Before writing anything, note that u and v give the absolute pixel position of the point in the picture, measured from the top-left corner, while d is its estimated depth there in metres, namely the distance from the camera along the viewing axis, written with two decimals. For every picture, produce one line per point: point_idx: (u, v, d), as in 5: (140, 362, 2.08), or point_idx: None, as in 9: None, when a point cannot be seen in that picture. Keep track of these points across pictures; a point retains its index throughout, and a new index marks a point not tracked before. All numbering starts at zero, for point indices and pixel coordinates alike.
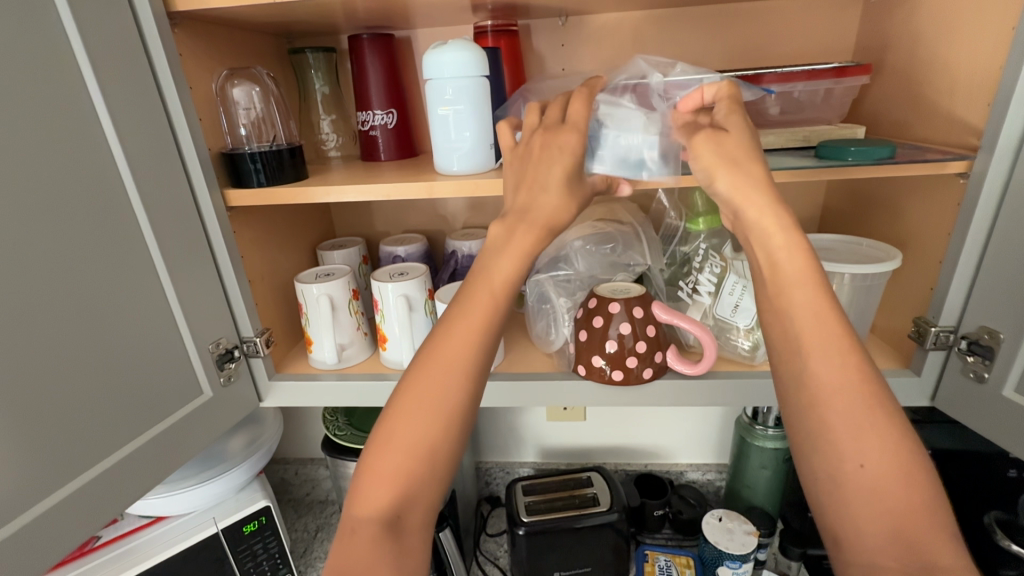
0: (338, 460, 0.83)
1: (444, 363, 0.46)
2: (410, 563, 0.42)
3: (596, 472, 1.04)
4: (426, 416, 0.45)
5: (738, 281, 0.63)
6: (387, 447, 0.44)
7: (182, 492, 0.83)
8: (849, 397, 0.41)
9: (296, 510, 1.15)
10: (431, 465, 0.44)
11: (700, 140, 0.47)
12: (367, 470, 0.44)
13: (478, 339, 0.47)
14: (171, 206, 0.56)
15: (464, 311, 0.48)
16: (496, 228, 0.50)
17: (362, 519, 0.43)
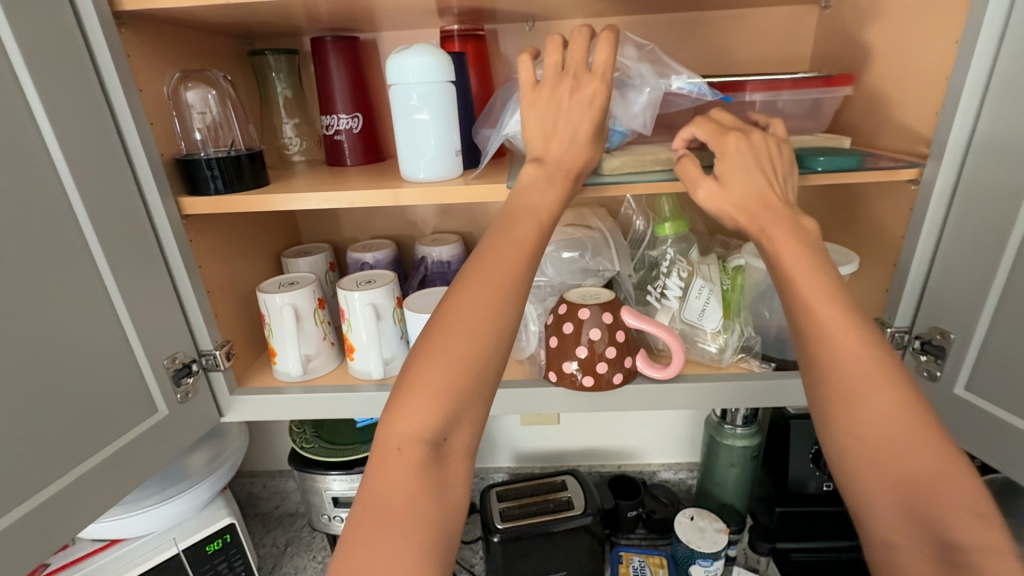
0: (303, 475, 0.80)
1: (491, 282, 0.47)
2: (450, 489, 0.43)
3: (570, 475, 1.04)
4: (476, 335, 0.45)
5: (705, 285, 0.65)
6: (437, 362, 0.44)
7: (139, 513, 0.79)
8: (862, 360, 0.46)
9: (264, 525, 1.12)
10: (479, 384, 0.45)
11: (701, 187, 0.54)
12: (415, 383, 0.44)
13: (523, 264, 0.49)
14: (120, 217, 0.53)
15: (507, 239, 0.50)
16: (532, 169, 0.53)
17: (408, 428, 0.43)
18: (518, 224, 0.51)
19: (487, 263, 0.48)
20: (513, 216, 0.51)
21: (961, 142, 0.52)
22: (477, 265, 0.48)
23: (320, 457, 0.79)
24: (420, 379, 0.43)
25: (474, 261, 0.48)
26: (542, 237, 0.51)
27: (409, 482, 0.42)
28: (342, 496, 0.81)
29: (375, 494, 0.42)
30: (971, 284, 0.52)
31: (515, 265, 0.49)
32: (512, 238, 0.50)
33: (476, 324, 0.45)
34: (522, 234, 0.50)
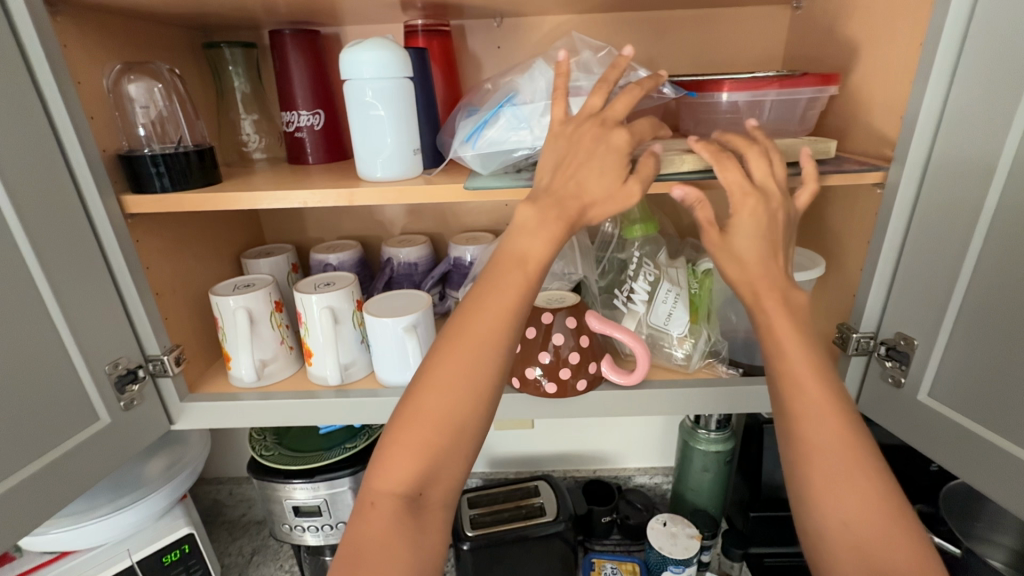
0: (264, 484, 0.76)
1: (475, 339, 0.44)
2: (428, 542, 0.42)
3: (544, 481, 1.02)
4: (458, 392, 0.43)
5: (671, 289, 0.64)
6: (414, 420, 0.43)
7: (90, 524, 0.76)
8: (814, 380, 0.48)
9: (229, 533, 1.08)
10: (457, 441, 0.43)
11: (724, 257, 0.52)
12: (391, 440, 0.43)
13: (511, 315, 0.45)
14: (53, 216, 0.50)
15: (494, 285, 0.45)
16: (526, 209, 0.46)
17: (385, 490, 0.42)
18: (507, 270, 0.45)
19: (470, 312, 0.44)
20: (500, 261, 0.46)
21: (924, 146, 0.51)
22: (460, 315, 0.45)
23: (279, 465, 0.76)
24: (396, 436, 0.43)
25: (457, 311, 0.45)
26: (532, 286, 0.45)
27: (384, 540, 0.41)
28: (303, 505, 0.77)
29: (350, 549, 0.42)
30: (935, 290, 0.52)
31: (500, 314, 0.44)
32: (504, 283, 0.45)
33: (454, 382, 0.43)
34: (513, 282, 0.45)
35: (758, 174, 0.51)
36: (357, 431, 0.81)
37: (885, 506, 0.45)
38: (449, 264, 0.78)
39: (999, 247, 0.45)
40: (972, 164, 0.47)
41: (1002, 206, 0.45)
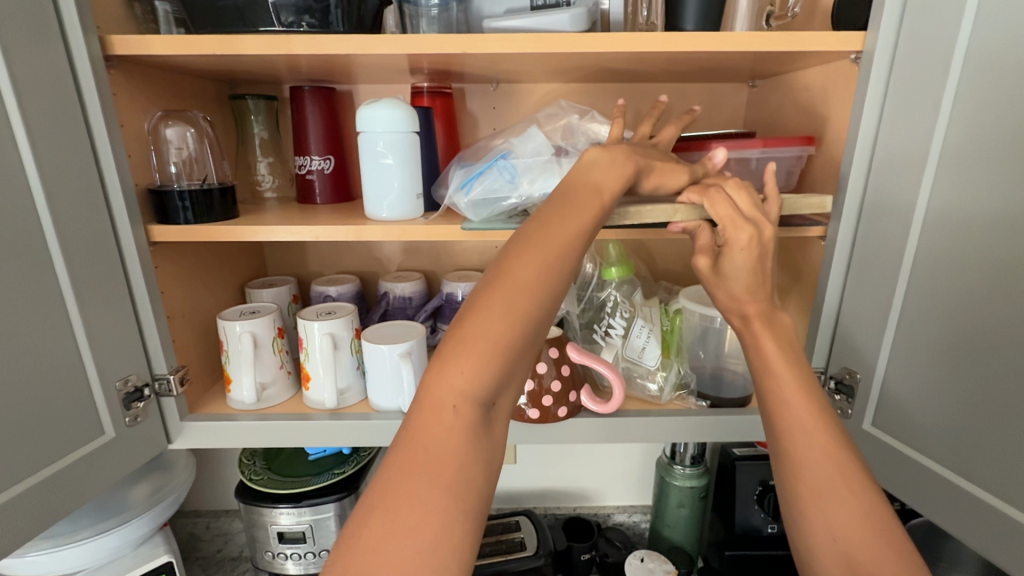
0: (251, 509, 0.78)
1: (554, 250, 0.44)
2: (494, 447, 0.42)
3: (525, 516, 1.04)
4: (536, 297, 0.43)
5: (644, 325, 0.70)
6: (494, 319, 0.41)
7: (69, 549, 0.76)
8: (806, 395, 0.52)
9: (202, 568, 1.03)
10: (529, 343, 0.43)
11: (719, 284, 0.56)
12: (472, 334, 0.41)
13: (583, 237, 0.46)
14: (88, 241, 0.55)
15: (569, 206, 0.47)
16: (596, 151, 0.51)
17: (460, 386, 0.40)
18: (577, 201, 0.47)
19: (549, 226, 0.45)
20: (572, 191, 0.48)
21: (854, 208, 0.60)
22: (535, 231, 0.45)
23: (268, 489, 0.78)
24: (475, 333, 0.41)
25: (532, 226, 0.46)
26: (599, 219, 0.48)
27: (456, 438, 0.39)
28: (288, 531, 0.78)
29: (417, 440, 0.39)
30: (872, 330, 0.59)
31: (574, 234, 0.46)
32: (576, 209, 0.47)
33: (537, 286, 0.43)
34: (582, 209, 0.47)
35: (747, 207, 0.54)
36: (346, 457, 0.83)
37: (848, 521, 0.48)
38: (441, 299, 0.84)
39: (918, 291, 0.54)
40: (893, 224, 0.56)
41: (918, 260, 0.53)
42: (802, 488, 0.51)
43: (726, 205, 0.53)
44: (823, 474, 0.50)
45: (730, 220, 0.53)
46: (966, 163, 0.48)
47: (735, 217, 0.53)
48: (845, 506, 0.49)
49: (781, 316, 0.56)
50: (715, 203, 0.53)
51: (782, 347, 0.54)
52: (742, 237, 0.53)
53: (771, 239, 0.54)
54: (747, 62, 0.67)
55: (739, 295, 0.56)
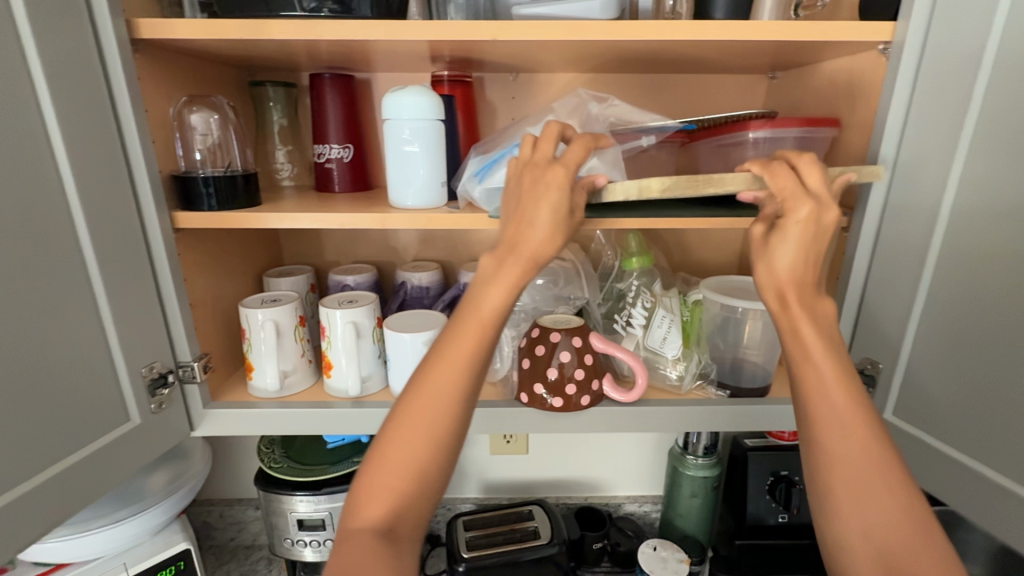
0: (271, 496, 0.78)
1: (433, 392, 0.49)
2: (403, 570, 0.45)
3: (537, 505, 1.05)
4: (423, 438, 0.48)
5: (666, 315, 0.71)
6: (386, 468, 0.48)
7: (89, 536, 0.76)
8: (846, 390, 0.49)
9: (217, 557, 1.09)
10: (430, 469, 0.48)
11: (761, 261, 0.52)
12: (380, 463, 0.48)
13: (466, 366, 0.50)
14: (116, 227, 0.55)
15: (470, 317, 0.51)
16: (486, 261, 0.52)
17: (361, 527, 0.46)
18: (461, 330, 0.51)
19: (445, 350, 0.51)
20: (459, 318, 0.52)
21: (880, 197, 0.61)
22: (422, 373, 0.50)
23: (288, 477, 0.78)
24: (383, 466, 0.47)
25: (420, 367, 0.51)
26: (485, 346, 0.51)
27: (368, 569, 0.44)
28: (307, 519, 0.79)
29: (338, 574, 0.45)
30: (896, 320, 0.60)
31: (459, 369, 0.50)
32: (463, 335, 0.50)
33: (437, 412, 0.49)
34: (467, 335, 0.50)
35: (814, 185, 0.51)
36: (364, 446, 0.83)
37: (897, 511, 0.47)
38: (459, 289, 0.84)
39: (942, 282, 0.54)
40: (917, 215, 0.56)
41: (943, 250, 0.54)
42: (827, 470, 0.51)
43: (789, 180, 0.51)
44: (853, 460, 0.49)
45: (789, 193, 0.51)
46: (996, 154, 0.48)
47: (795, 190, 0.50)
48: (887, 508, 0.46)
49: (824, 304, 0.51)
50: (777, 175, 0.51)
51: (825, 340, 0.50)
52: (801, 213, 0.50)
53: (831, 223, 0.50)
54: (771, 52, 0.67)
55: (782, 270, 0.51)
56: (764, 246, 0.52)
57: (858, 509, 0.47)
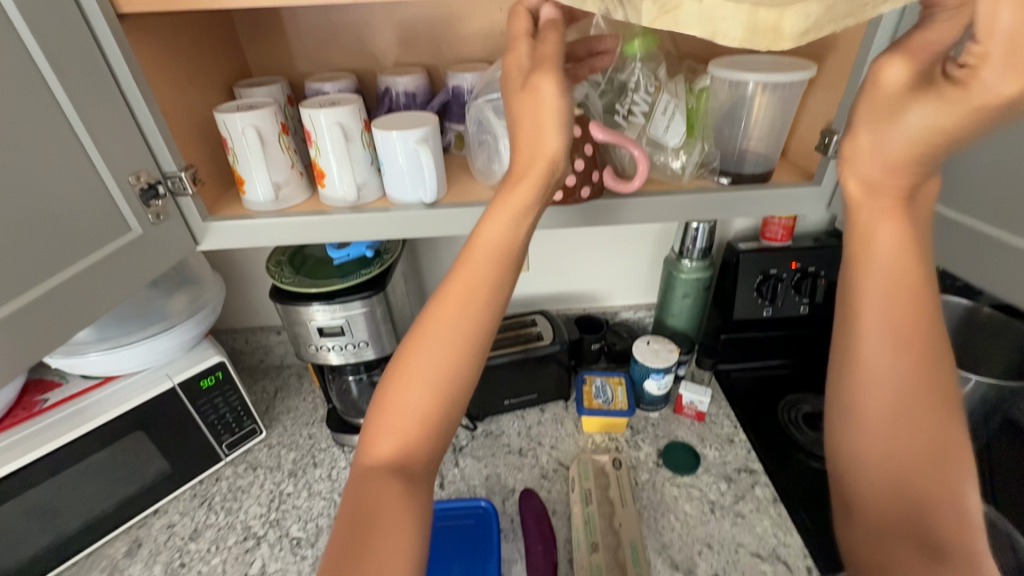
0: (288, 308, 0.82)
1: (443, 330, 0.49)
2: (415, 505, 0.47)
3: (540, 315, 1.12)
4: (434, 379, 0.48)
5: (671, 101, 0.67)
6: (396, 405, 0.48)
7: (127, 350, 0.81)
8: (899, 308, 0.50)
9: (252, 376, 1.20)
10: (441, 407, 0.49)
11: (868, 136, 0.48)
12: (389, 403, 0.49)
13: (479, 303, 0.50)
14: (48, 8, 0.49)
15: (474, 255, 0.51)
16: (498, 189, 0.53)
17: (377, 462, 0.48)
18: (470, 266, 0.51)
19: (454, 286, 0.51)
20: (469, 252, 0.51)
21: None
22: (431, 311, 0.50)
23: (300, 290, 0.81)
24: (392, 405, 0.48)
25: (429, 306, 0.51)
26: (493, 285, 0.51)
27: (382, 505, 0.46)
28: (327, 327, 0.84)
29: (349, 511, 0.47)
30: None
31: (471, 306, 0.50)
32: (466, 274, 0.51)
33: (449, 347, 0.49)
34: (475, 273, 0.51)
35: None
36: (370, 260, 0.86)
37: (922, 429, 0.50)
38: (447, 94, 0.78)
39: None
40: None
41: None
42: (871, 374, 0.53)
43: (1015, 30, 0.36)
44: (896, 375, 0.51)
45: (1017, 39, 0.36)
46: None
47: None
48: (910, 425, 0.50)
49: (926, 190, 0.50)
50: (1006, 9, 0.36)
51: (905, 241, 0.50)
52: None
53: None
54: None
55: (892, 154, 0.47)
56: (893, 103, 0.45)
57: (884, 435, 0.51)
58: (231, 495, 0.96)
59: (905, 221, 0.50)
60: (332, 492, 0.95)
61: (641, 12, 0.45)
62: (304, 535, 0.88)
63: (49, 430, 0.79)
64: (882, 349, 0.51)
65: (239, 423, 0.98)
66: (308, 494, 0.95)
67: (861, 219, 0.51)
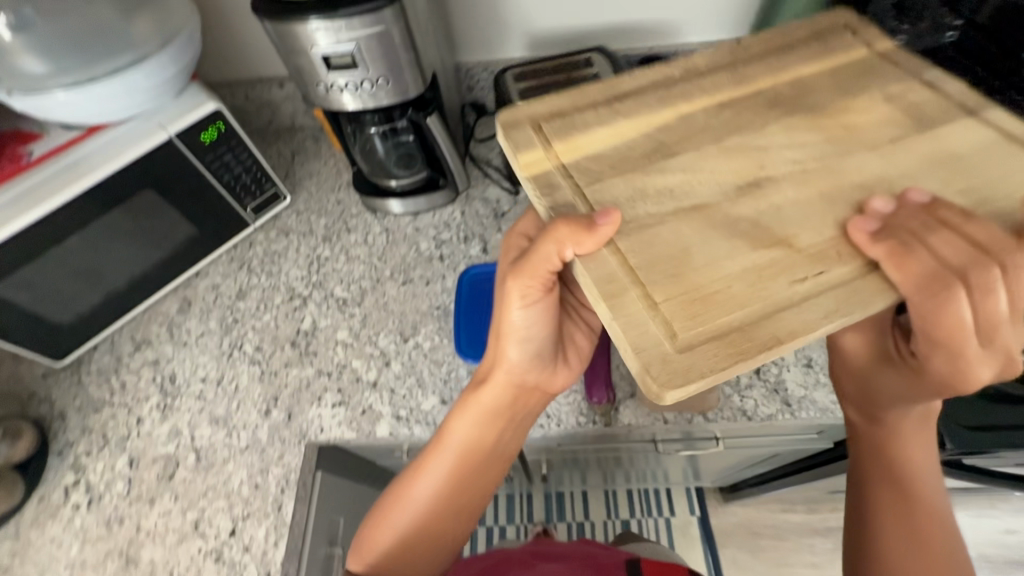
0: (280, 29, 0.64)
1: (412, 496, 0.61)
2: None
3: (597, 52, 0.86)
4: (403, 524, 0.61)
5: None
6: (380, 528, 0.61)
7: (100, 88, 0.67)
8: (885, 491, 0.55)
9: (263, 140, 1.06)
10: (421, 559, 0.61)
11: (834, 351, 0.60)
12: (369, 543, 0.62)
13: (440, 476, 0.60)
14: None
15: (438, 450, 0.61)
16: (478, 376, 0.62)
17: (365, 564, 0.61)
18: (432, 457, 0.61)
19: (426, 461, 0.61)
20: (435, 445, 0.61)
21: None
22: (411, 471, 0.62)
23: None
24: (374, 532, 0.61)
25: (410, 468, 0.62)
26: (454, 470, 0.60)
27: None
28: (334, 57, 0.66)
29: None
30: None
31: (440, 473, 0.60)
32: (431, 461, 0.61)
33: (445, 502, 0.61)
34: (444, 450, 0.60)
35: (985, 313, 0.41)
36: None
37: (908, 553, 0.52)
38: None
39: None
40: None
41: None
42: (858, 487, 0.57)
43: (925, 261, 0.42)
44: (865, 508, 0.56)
45: (935, 281, 0.41)
46: None
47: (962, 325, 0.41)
48: (899, 547, 0.52)
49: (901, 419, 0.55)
50: (910, 265, 0.42)
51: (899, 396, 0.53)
52: (961, 318, 0.41)
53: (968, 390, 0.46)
54: None
55: (847, 379, 0.59)
56: (848, 356, 0.58)
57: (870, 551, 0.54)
58: (269, 259, 0.92)
59: (885, 394, 0.55)
60: (371, 256, 0.91)
61: (589, 273, 0.46)
62: (349, 296, 0.87)
63: (48, 184, 0.70)
64: (884, 492, 0.55)
65: (259, 186, 0.89)
66: (347, 259, 0.91)
67: (845, 373, 0.59)
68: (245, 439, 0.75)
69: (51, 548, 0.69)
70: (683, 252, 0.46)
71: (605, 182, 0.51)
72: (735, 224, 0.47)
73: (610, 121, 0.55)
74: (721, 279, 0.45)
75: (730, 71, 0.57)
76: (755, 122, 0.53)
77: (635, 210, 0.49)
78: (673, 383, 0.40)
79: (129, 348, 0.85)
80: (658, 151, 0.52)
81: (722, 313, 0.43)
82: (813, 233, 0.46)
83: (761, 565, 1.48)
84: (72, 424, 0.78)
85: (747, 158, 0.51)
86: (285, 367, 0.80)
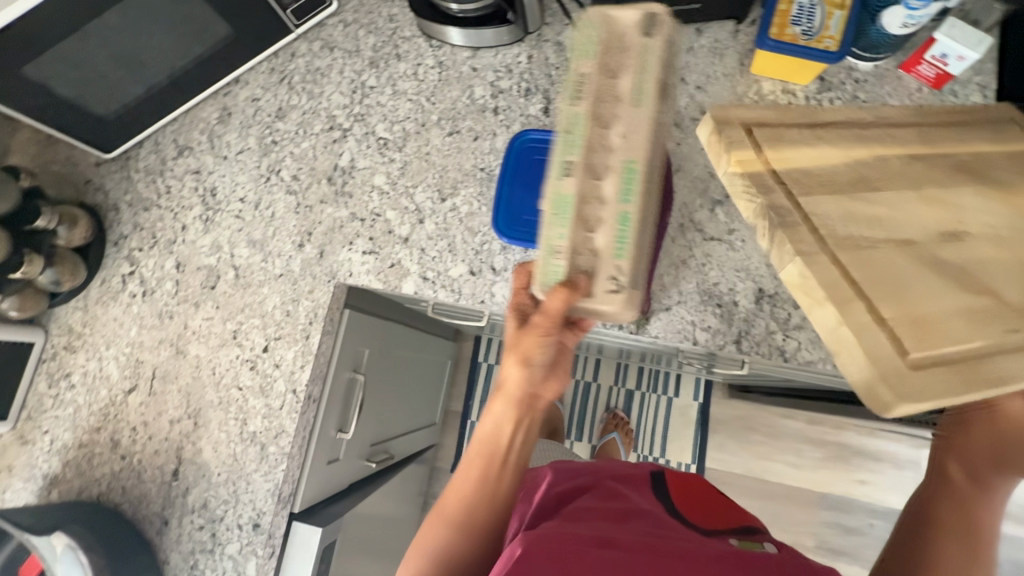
0: None
1: (460, 504, 0.55)
2: None
3: None
4: (457, 534, 0.54)
5: None
6: (430, 549, 0.54)
7: None
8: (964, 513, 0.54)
9: None
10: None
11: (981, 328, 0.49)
12: (421, 564, 0.54)
13: (483, 480, 0.55)
14: None
15: (474, 456, 0.56)
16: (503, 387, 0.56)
17: None
18: (475, 462, 0.56)
19: (468, 469, 0.56)
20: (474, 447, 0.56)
21: None
22: (456, 481, 0.57)
23: None
24: (421, 555, 0.54)
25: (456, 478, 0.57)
26: (490, 470, 0.55)
27: None
28: None
29: None
30: None
31: (484, 478, 0.55)
32: (471, 463, 0.56)
33: (489, 519, 0.55)
34: (484, 453, 0.56)
35: None
36: None
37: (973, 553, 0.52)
38: None
39: None
40: None
41: None
42: (932, 500, 0.57)
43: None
44: (946, 513, 0.55)
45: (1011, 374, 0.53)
46: None
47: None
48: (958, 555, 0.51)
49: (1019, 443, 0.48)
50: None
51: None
52: None
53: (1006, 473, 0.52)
54: None
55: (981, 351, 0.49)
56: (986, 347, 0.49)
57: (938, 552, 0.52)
58: (311, 75, 0.83)
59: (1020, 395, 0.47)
60: (419, 94, 0.80)
61: (785, 270, 0.53)
62: (391, 137, 0.80)
63: None
64: (956, 542, 0.52)
65: None
66: (393, 92, 0.81)
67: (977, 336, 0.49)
68: (280, 267, 0.77)
69: (114, 326, 0.78)
70: (896, 283, 0.51)
71: (814, 200, 0.54)
72: (940, 266, 0.52)
73: (815, 147, 0.58)
74: (940, 310, 0.50)
75: (918, 130, 0.59)
76: (943, 184, 0.55)
77: (845, 229, 0.53)
78: (905, 401, 0.46)
79: (173, 152, 0.84)
80: (860, 183, 0.56)
81: (945, 343, 0.48)
82: (1014, 289, 0.51)
83: (745, 454, 1.58)
84: (125, 218, 0.82)
85: (946, 212, 0.54)
86: (320, 203, 0.78)
